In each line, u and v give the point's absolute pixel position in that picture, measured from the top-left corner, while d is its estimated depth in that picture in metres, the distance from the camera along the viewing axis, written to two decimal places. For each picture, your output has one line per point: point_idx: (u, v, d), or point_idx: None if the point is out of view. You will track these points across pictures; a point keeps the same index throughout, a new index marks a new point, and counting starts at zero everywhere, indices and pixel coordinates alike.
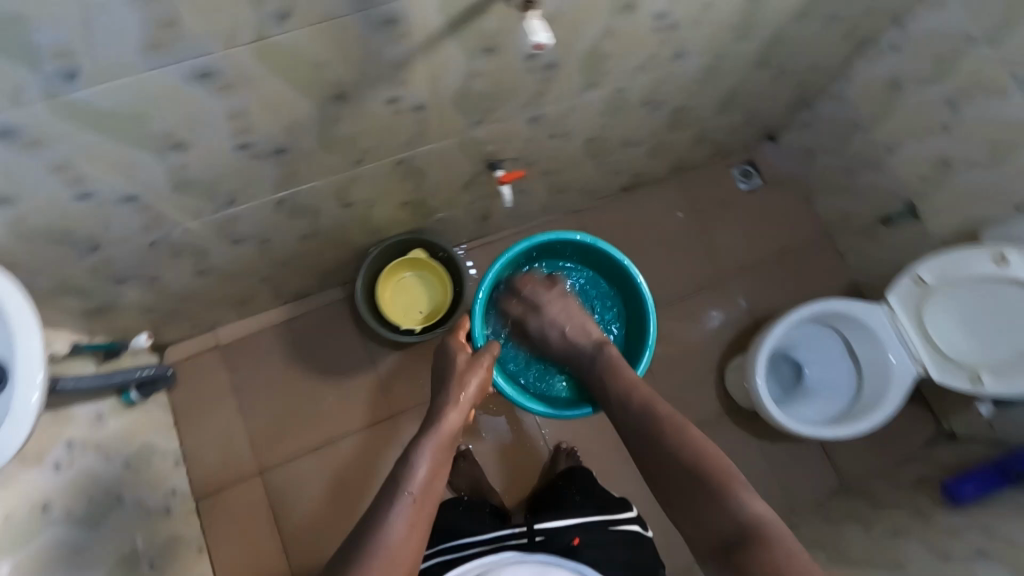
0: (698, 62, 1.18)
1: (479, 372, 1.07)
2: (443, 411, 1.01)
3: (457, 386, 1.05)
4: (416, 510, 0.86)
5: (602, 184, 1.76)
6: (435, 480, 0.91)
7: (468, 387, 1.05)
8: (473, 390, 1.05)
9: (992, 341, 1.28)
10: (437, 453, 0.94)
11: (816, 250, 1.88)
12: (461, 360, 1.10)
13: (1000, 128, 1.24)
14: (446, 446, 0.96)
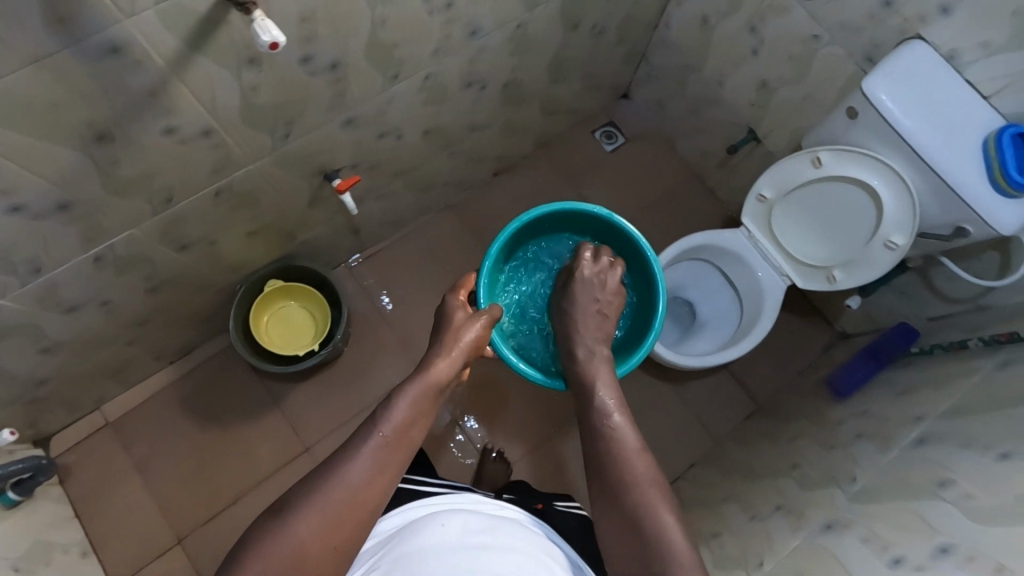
0: (500, 35, 1.21)
1: (475, 331, 0.96)
2: (434, 361, 0.89)
3: (451, 341, 0.94)
4: (387, 450, 0.75)
5: (468, 174, 1.77)
6: (414, 426, 0.79)
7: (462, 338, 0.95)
8: (466, 343, 0.93)
9: (837, 240, 1.32)
10: (421, 402, 0.82)
11: (688, 193, 1.96)
12: (459, 318, 0.99)
13: (794, 42, 1.32)
14: (431, 395, 0.84)
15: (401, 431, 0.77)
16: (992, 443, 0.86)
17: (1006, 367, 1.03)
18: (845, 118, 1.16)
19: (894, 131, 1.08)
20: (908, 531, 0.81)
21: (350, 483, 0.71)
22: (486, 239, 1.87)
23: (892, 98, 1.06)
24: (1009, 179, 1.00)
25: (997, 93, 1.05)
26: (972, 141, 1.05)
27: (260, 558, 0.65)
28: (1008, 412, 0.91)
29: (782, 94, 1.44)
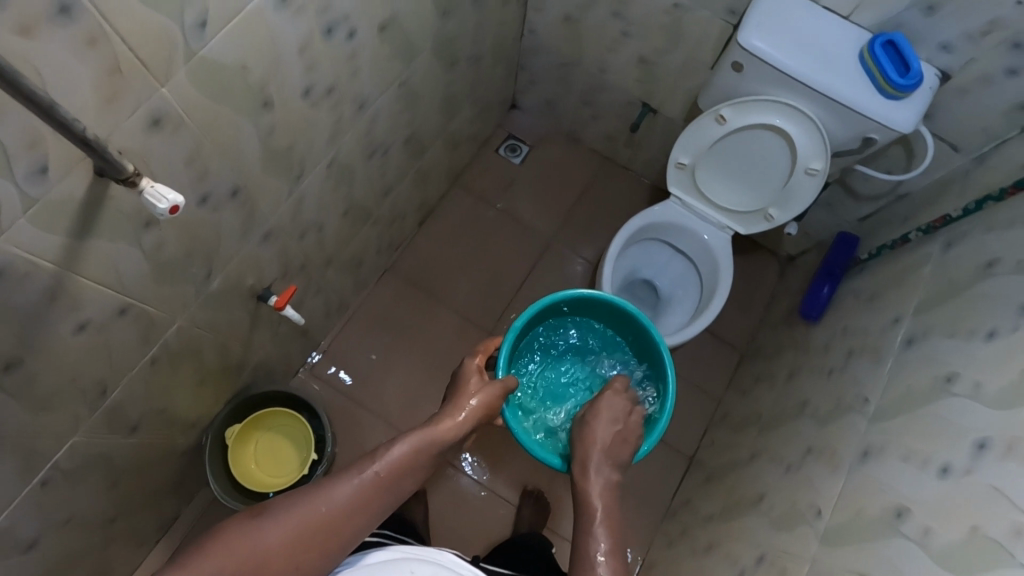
0: (387, 98, 1.16)
1: (489, 392, 0.98)
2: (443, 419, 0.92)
3: (460, 400, 0.96)
4: (372, 488, 0.77)
5: (396, 234, 1.72)
6: (406, 476, 0.81)
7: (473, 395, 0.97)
8: (478, 402, 0.96)
9: (761, 183, 1.37)
10: (419, 453, 0.84)
11: (606, 178, 1.99)
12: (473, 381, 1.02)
13: (660, 14, 1.36)
14: (429, 450, 0.86)
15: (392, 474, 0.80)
16: (975, 326, 0.92)
17: (951, 248, 1.11)
18: (733, 73, 1.21)
19: (779, 71, 1.13)
20: (941, 436, 0.84)
21: (326, 508, 0.73)
22: (435, 290, 1.82)
23: (767, 42, 1.11)
24: (892, 83, 1.05)
25: (856, 10, 1.11)
26: (848, 59, 1.11)
27: (227, 551, 0.66)
28: (975, 291, 0.97)
29: (665, 63, 1.48)
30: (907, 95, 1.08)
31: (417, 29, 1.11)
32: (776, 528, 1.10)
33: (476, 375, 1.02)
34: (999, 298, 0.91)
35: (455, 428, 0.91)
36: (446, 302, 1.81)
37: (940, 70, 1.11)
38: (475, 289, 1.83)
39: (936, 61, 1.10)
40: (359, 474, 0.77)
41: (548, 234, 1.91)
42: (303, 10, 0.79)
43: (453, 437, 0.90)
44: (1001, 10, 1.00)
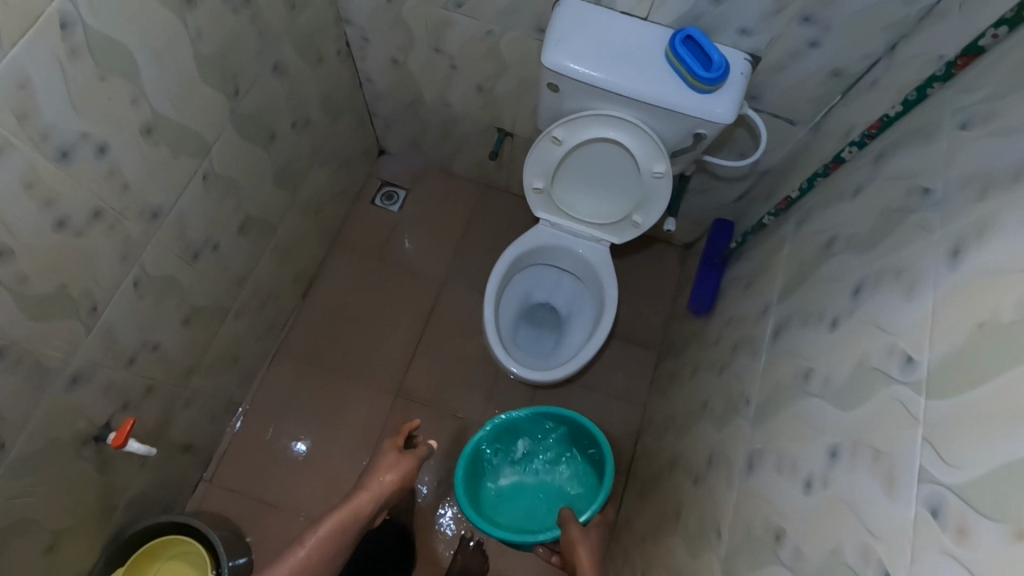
0: (189, 198, 1.07)
1: (399, 470, 1.26)
2: (363, 491, 1.22)
3: (375, 483, 1.23)
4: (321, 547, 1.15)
5: (274, 315, 1.62)
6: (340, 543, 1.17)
7: (386, 476, 1.24)
8: (392, 478, 1.25)
9: (619, 191, 1.32)
10: (356, 517, 1.19)
11: (489, 204, 1.94)
12: (392, 454, 1.29)
13: (477, 43, 1.31)
14: (353, 523, 1.18)
15: (342, 526, 1.17)
16: (820, 312, 0.88)
17: (799, 226, 1.07)
18: (552, 94, 1.16)
19: (591, 86, 1.09)
20: (802, 440, 0.80)
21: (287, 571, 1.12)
22: (332, 361, 1.72)
23: (570, 60, 1.07)
24: (699, 78, 1.02)
25: (651, 11, 1.06)
26: (655, 61, 1.06)
27: None
28: (817, 273, 0.94)
29: (500, 87, 1.43)
30: (719, 86, 1.05)
31: (198, 120, 1.02)
32: (688, 552, 1.04)
33: (392, 468, 1.26)
34: (833, 280, 0.88)
35: (371, 501, 1.21)
36: (346, 372, 1.71)
37: (749, 54, 1.07)
38: (375, 350, 1.74)
39: (741, 44, 1.07)
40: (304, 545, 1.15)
41: (440, 275, 1.84)
42: (7, 148, 0.70)
43: (373, 505, 1.21)
44: None
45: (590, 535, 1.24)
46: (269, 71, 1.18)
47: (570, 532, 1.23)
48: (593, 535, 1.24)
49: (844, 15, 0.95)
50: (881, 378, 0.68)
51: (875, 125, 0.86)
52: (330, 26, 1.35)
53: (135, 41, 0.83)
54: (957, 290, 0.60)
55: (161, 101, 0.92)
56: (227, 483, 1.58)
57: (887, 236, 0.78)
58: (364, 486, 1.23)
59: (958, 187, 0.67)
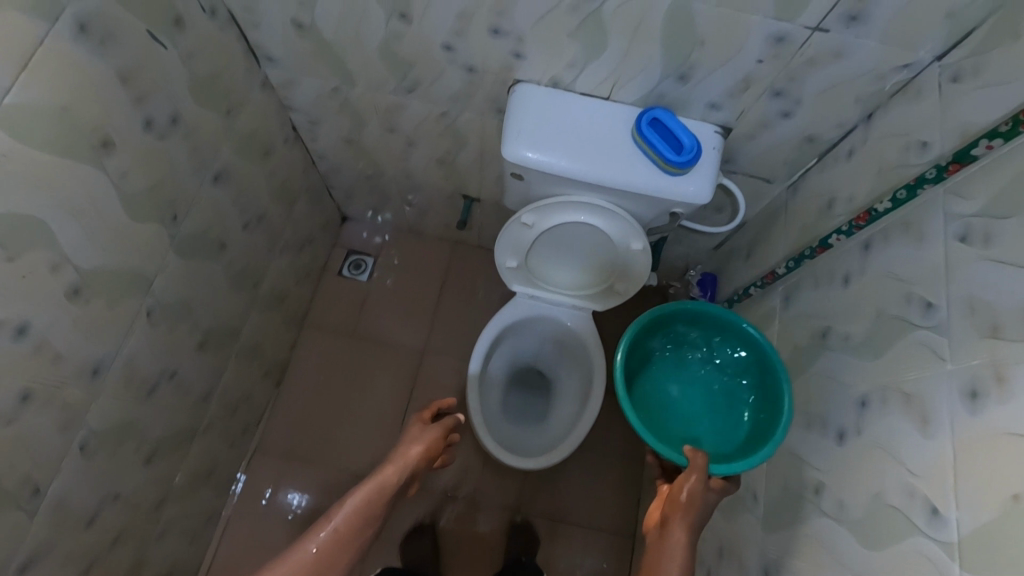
0: (134, 342, 0.98)
1: (428, 441, 1.03)
2: (385, 471, 0.95)
3: (400, 455, 0.99)
4: (346, 534, 0.87)
5: (245, 415, 1.52)
6: (363, 526, 0.90)
7: (417, 447, 1.01)
8: (420, 449, 1.01)
9: (598, 262, 1.25)
10: (382, 492, 0.93)
11: (462, 263, 1.86)
12: (418, 427, 1.07)
13: (431, 123, 1.22)
14: (378, 501, 0.92)
15: (359, 514, 0.89)
16: (825, 415, 0.83)
17: (790, 302, 1.01)
18: (517, 181, 1.09)
19: (559, 176, 1.03)
20: (823, 568, 0.75)
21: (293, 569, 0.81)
22: (313, 452, 1.63)
23: (534, 152, 1.00)
24: (670, 163, 0.96)
25: (613, 91, 0.99)
26: (622, 143, 1.00)
27: None
28: (816, 366, 0.88)
29: (462, 160, 1.35)
30: (691, 167, 0.99)
31: (134, 261, 0.93)
32: None
33: (421, 440, 1.03)
34: (836, 379, 0.82)
35: (398, 474, 0.96)
36: (329, 462, 1.62)
37: (719, 125, 1.02)
38: (358, 434, 1.66)
39: (710, 118, 1.01)
40: (319, 535, 0.85)
41: (417, 345, 1.76)
42: None
43: (399, 482, 0.95)
44: (746, 70, 0.88)
45: (704, 494, 0.82)
46: (211, 183, 1.08)
47: (686, 476, 0.81)
48: (710, 498, 0.81)
49: (816, 92, 0.89)
50: (905, 524, 0.63)
51: (863, 218, 0.81)
52: (274, 117, 1.25)
53: (44, 210, 0.74)
54: (989, 443, 0.55)
55: (85, 259, 0.82)
56: None
57: (891, 345, 0.72)
58: (388, 458, 0.98)
59: (965, 313, 0.62)
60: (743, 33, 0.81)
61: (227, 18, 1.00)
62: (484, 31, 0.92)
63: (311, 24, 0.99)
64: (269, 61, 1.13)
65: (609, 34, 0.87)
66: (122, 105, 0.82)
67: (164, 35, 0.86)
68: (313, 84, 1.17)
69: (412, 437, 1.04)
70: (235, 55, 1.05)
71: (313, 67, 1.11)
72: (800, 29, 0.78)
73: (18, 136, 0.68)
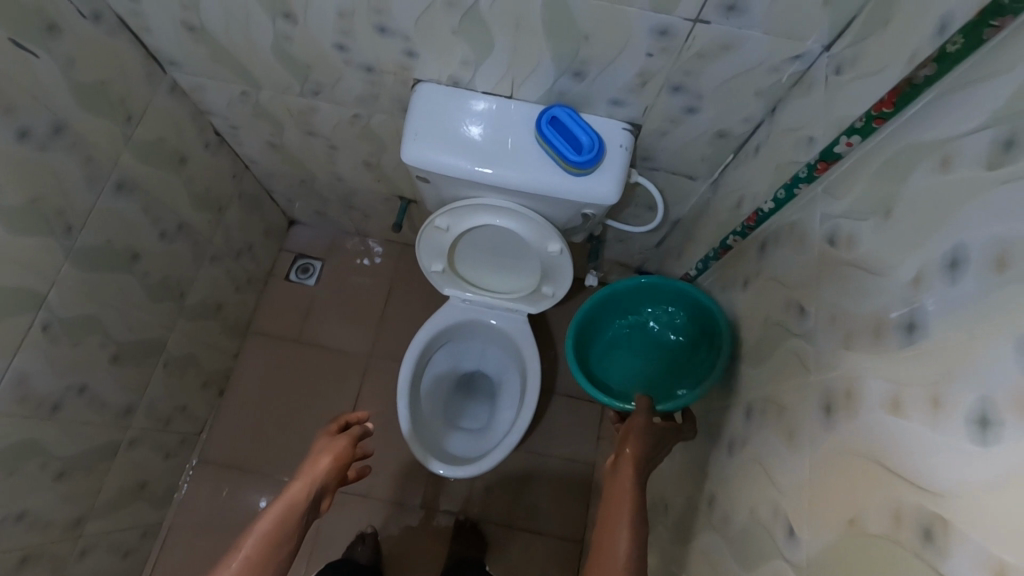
0: (27, 358, 0.96)
1: (336, 450, 0.90)
2: (288, 492, 0.82)
3: (307, 472, 0.86)
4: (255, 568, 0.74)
5: (180, 426, 1.51)
6: (277, 555, 0.76)
7: (323, 459, 0.88)
8: (330, 461, 0.88)
9: (525, 262, 1.21)
10: (290, 512, 0.79)
11: (411, 266, 1.84)
12: (325, 436, 0.93)
13: (347, 126, 1.20)
14: (288, 526, 0.79)
15: (267, 540, 0.76)
16: (720, 425, 0.80)
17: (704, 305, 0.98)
18: (426, 183, 1.05)
19: (464, 177, 0.99)
20: None
21: None
22: (257, 462, 1.61)
23: (434, 154, 0.97)
24: (571, 163, 0.92)
25: (515, 88, 0.95)
26: (524, 142, 0.96)
27: None
28: (718, 373, 0.85)
29: (387, 162, 1.32)
30: (597, 165, 0.95)
31: (19, 277, 0.91)
32: None
33: (329, 448, 0.90)
34: (731, 387, 0.79)
35: (306, 492, 0.83)
36: (273, 470, 1.60)
37: (628, 122, 0.98)
38: (303, 440, 1.64)
39: (616, 114, 0.97)
40: None
41: (365, 351, 1.74)
42: None
43: (310, 498, 0.83)
44: (641, 64, 0.84)
45: (647, 439, 0.79)
46: (111, 193, 1.06)
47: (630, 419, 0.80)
48: (662, 435, 0.80)
49: (716, 85, 0.85)
50: (770, 544, 0.60)
51: (751, 219, 0.78)
52: (190, 122, 1.23)
53: None
54: (841, 461, 0.51)
55: None
56: None
57: (772, 355, 0.69)
58: (293, 475, 0.86)
59: (826, 322, 0.58)
60: (626, 25, 0.78)
61: (115, 23, 0.97)
62: (369, 29, 0.89)
63: (201, 26, 0.96)
64: (172, 65, 1.10)
65: (495, 29, 0.83)
66: None
67: (35, 42, 0.84)
68: (221, 87, 1.15)
69: (321, 447, 0.91)
70: (130, 61, 1.02)
71: (216, 70, 1.09)
72: (680, 20, 0.74)
73: None
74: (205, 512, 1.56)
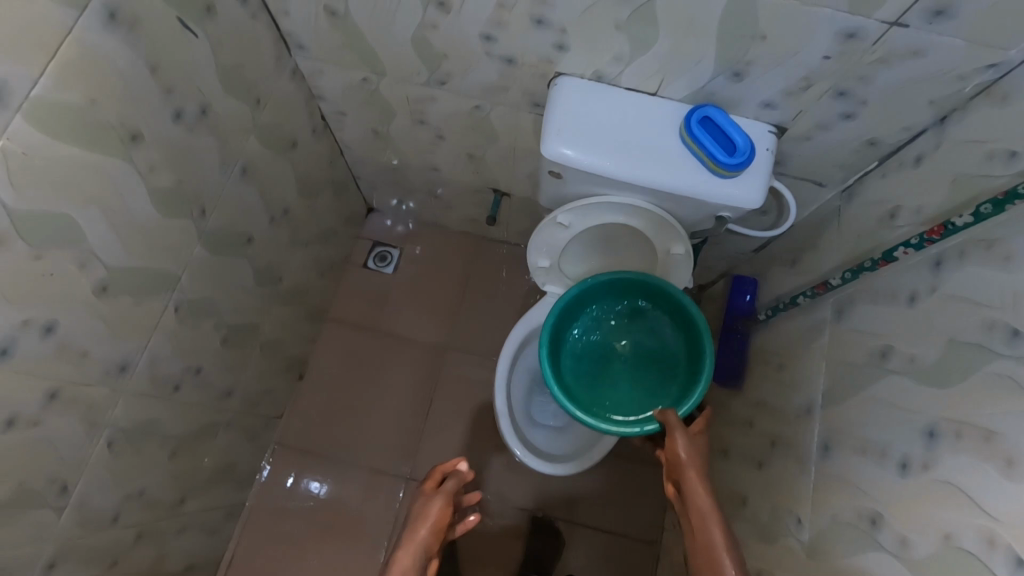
0: (159, 340, 0.96)
1: (432, 515, 0.92)
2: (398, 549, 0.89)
3: (407, 539, 0.90)
4: None
5: (266, 410, 1.52)
6: None
7: (422, 530, 0.90)
8: (428, 529, 0.90)
9: (636, 262, 1.19)
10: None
11: (486, 258, 1.82)
12: (416, 493, 1.00)
13: (462, 117, 1.18)
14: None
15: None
16: (880, 444, 0.78)
17: (842, 318, 0.95)
18: (554, 179, 1.04)
19: (600, 176, 0.98)
20: None
21: None
22: (334, 447, 1.62)
23: (576, 151, 0.95)
24: (721, 166, 0.90)
25: (662, 85, 0.93)
26: (668, 142, 0.95)
27: None
28: (873, 388, 0.82)
29: (491, 155, 1.30)
30: (743, 169, 0.93)
31: (162, 257, 0.91)
32: None
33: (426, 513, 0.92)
34: (896, 404, 0.77)
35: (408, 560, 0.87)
36: (351, 457, 1.61)
37: (774, 124, 0.95)
38: (380, 429, 1.64)
39: (764, 117, 0.94)
40: None
41: (441, 343, 1.73)
42: None
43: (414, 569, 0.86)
44: (810, 67, 0.81)
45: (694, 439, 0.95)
46: (237, 177, 1.06)
47: (672, 432, 0.93)
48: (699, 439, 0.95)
49: (886, 93, 0.82)
50: None
51: (937, 232, 0.75)
52: (303, 106, 1.22)
53: (72, 204, 0.71)
54: None
55: (112, 256, 0.80)
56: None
57: (963, 377, 0.67)
58: (396, 544, 0.89)
59: None
60: (811, 28, 0.75)
61: (257, 5, 0.96)
62: (526, 20, 0.87)
63: (344, 11, 0.95)
64: (299, 49, 1.09)
65: (662, 27, 0.81)
66: (150, 96, 0.79)
67: (195, 23, 0.83)
68: (341, 74, 1.14)
69: (420, 513, 0.93)
70: (264, 43, 1.01)
71: (344, 57, 1.08)
72: (875, 24, 0.72)
73: (44, 131, 0.65)
74: (283, 498, 1.57)
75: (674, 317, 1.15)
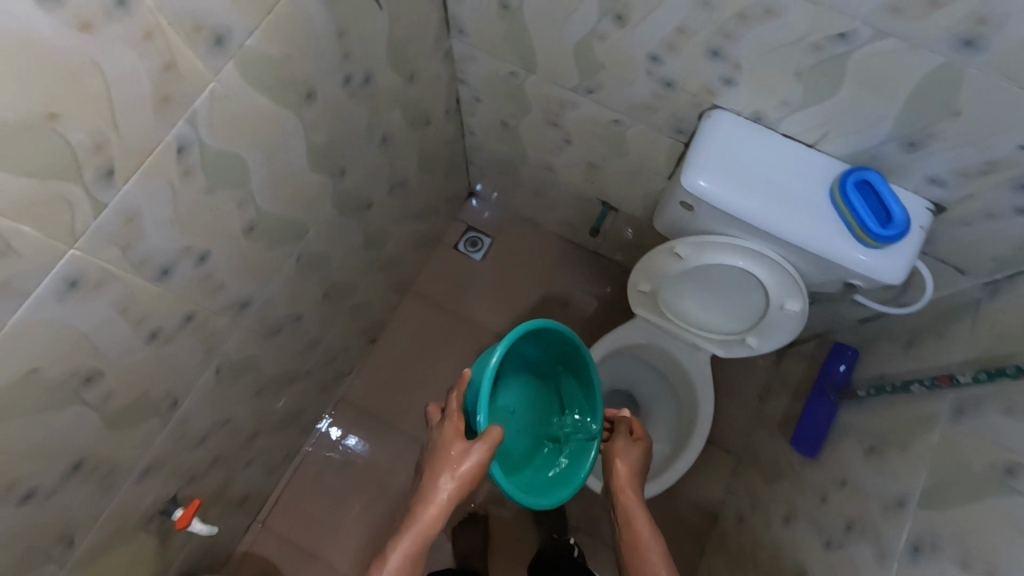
0: (278, 285, 1.01)
1: (471, 462, 0.82)
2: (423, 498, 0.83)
3: (436, 476, 0.83)
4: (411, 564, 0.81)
5: (340, 365, 1.57)
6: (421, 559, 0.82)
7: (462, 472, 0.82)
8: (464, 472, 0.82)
9: (743, 306, 1.16)
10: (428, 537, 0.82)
11: (574, 263, 1.82)
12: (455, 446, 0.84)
13: (598, 127, 1.18)
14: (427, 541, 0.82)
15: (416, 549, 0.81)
16: (992, 565, 0.73)
17: (962, 418, 0.89)
18: (684, 210, 1.03)
19: (735, 218, 0.96)
20: None
21: None
22: (391, 415, 1.67)
23: (720, 188, 0.93)
24: (872, 234, 0.87)
25: (822, 140, 0.91)
26: (817, 198, 0.91)
27: None
28: (991, 502, 0.77)
29: (613, 168, 1.30)
30: (891, 243, 0.89)
31: (300, 209, 0.95)
32: None
33: (450, 466, 0.82)
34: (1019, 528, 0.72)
35: (443, 510, 0.82)
36: (405, 427, 1.66)
37: (933, 202, 0.91)
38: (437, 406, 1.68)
39: (926, 193, 0.90)
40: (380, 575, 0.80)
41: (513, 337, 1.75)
42: (105, 282, 0.64)
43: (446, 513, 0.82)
44: (1000, 153, 0.78)
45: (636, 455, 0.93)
46: (376, 145, 1.10)
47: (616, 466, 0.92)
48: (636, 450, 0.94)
49: None
50: None
51: None
52: (445, 87, 1.25)
53: (250, 147, 0.76)
54: None
55: (266, 200, 0.85)
56: (257, 523, 1.56)
57: None
58: (424, 488, 0.83)
59: None
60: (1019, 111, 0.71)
61: None
62: (701, 50, 0.86)
63: (517, 5, 0.96)
64: (459, 33, 1.11)
65: (847, 83, 0.80)
66: (332, 59, 0.83)
67: None
68: (490, 63, 1.15)
69: (444, 455, 0.83)
70: (432, 23, 1.05)
71: (500, 48, 1.09)
72: None
73: (248, 77, 0.69)
74: (335, 452, 1.63)
75: (532, 427, 1.05)
